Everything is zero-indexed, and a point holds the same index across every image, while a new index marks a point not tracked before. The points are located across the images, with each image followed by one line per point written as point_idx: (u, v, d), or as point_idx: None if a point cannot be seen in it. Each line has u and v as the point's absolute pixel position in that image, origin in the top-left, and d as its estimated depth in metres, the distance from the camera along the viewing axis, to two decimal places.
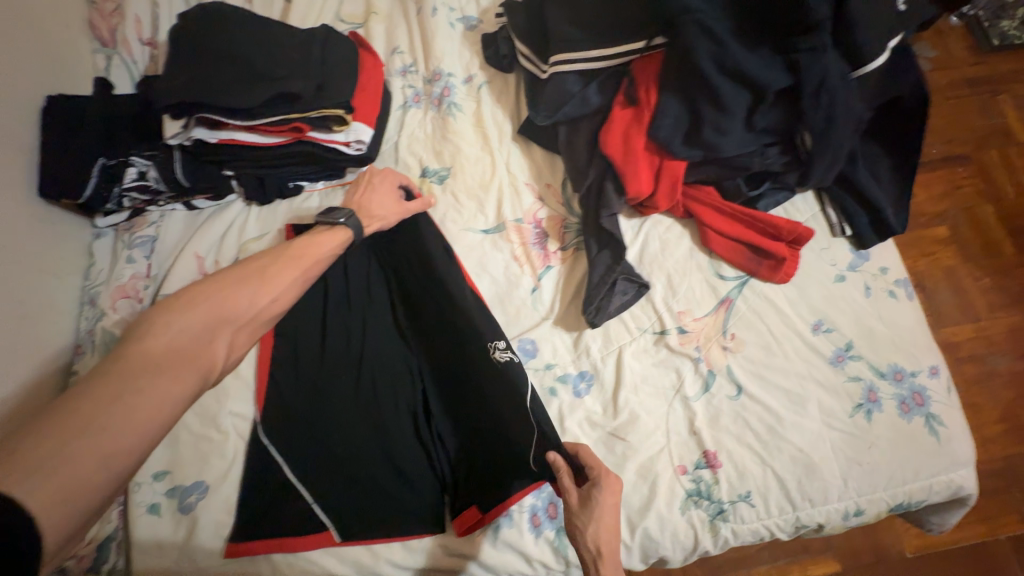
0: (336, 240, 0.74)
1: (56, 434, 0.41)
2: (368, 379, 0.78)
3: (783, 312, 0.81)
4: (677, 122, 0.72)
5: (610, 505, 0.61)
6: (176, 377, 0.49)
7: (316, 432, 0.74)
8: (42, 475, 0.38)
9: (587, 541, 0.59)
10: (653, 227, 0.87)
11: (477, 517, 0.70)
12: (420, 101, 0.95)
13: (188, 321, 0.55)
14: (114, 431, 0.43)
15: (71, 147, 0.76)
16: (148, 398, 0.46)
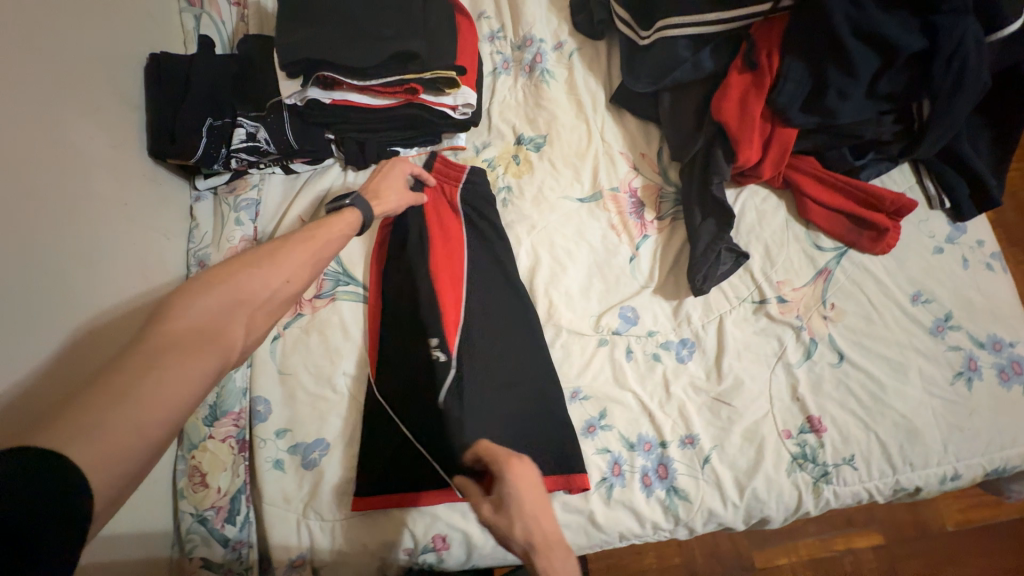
0: (348, 223, 0.71)
1: (90, 404, 0.39)
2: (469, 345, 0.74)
3: (882, 283, 0.82)
4: (798, 87, 0.74)
5: (529, 488, 0.53)
6: (196, 359, 0.46)
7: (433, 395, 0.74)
8: (87, 441, 0.37)
9: (518, 538, 0.52)
10: (750, 198, 0.86)
11: (562, 481, 0.71)
12: (509, 68, 0.94)
13: (204, 302, 0.52)
14: (148, 401, 0.41)
15: (181, 105, 0.76)
16: (173, 376, 0.44)
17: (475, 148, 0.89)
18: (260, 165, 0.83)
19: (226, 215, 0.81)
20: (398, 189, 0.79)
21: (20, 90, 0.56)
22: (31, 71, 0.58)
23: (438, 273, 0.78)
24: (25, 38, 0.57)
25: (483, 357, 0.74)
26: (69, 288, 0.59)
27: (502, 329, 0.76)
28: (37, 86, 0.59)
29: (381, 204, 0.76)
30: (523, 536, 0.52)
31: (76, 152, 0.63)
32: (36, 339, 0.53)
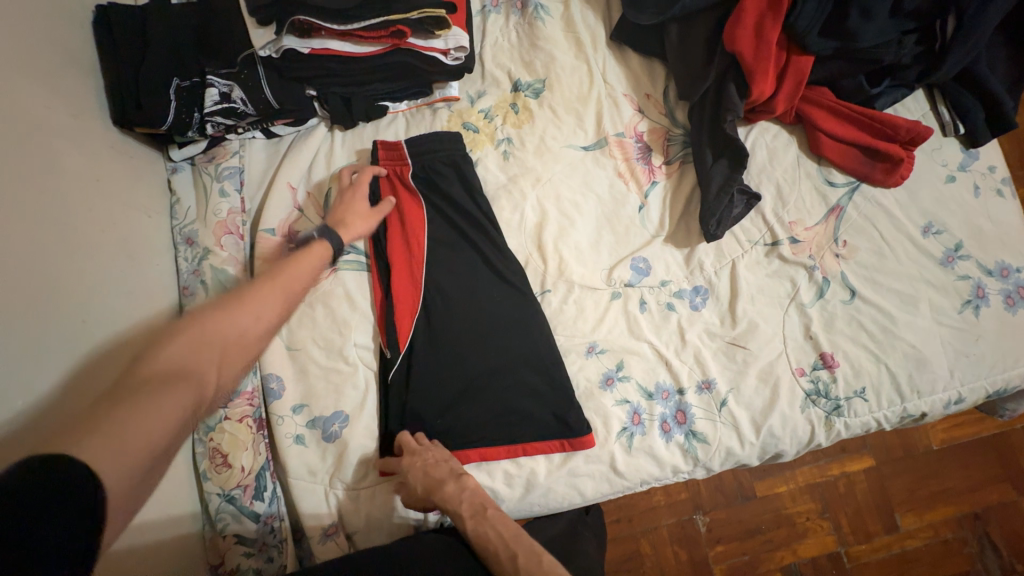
0: (315, 258, 0.64)
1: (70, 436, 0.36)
2: (463, 317, 0.74)
3: (894, 217, 0.81)
4: (819, 7, 0.69)
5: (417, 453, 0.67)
6: (166, 395, 0.41)
7: (444, 365, 0.73)
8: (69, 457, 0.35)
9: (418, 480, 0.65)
10: (760, 135, 0.83)
11: (561, 444, 0.72)
12: (499, 5, 0.86)
13: (174, 347, 0.46)
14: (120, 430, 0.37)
15: (142, 65, 0.68)
16: (143, 405, 0.39)
17: (470, 98, 0.82)
18: (238, 131, 0.76)
19: (208, 187, 0.75)
20: (364, 214, 0.72)
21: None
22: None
23: (393, 260, 0.75)
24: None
25: (449, 345, 0.73)
26: (48, 273, 0.54)
27: (467, 311, 0.74)
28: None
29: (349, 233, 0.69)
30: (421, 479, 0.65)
31: (31, 123, 0.56)
32: (24, 331, 0.50)
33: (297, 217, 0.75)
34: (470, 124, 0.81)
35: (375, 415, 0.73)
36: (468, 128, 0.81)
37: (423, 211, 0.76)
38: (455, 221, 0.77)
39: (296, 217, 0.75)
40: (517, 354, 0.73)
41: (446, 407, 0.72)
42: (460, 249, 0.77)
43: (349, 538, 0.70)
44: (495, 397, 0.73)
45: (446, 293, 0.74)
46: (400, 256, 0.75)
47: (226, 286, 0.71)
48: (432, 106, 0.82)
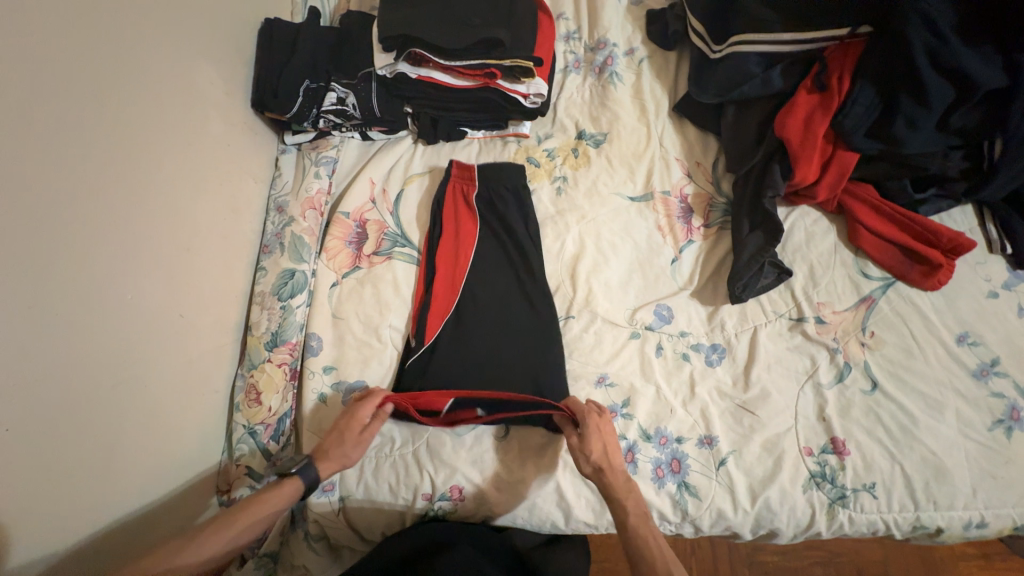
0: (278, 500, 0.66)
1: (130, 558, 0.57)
2: (492, 323, 0.81)
3: (927, 319, 0.81)
4: (867, 111, 0.75)
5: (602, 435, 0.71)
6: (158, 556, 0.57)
7: (464, 361, 0.79)
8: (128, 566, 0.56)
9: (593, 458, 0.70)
10: (801, 218, 0.87)
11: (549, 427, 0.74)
12: (580, 67, 0.99)
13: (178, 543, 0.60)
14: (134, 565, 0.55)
15: (284, 67, 0.85)
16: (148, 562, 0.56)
17: (538, 138, 0.94)
18: (342, 129, 0.91)
19: (306, 168, 0.88)
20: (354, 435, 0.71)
21: (150, 29, 0.65)
22: (161, 15, 0.67)
23: (440, 261, 0.84)
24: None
25: (471, 344, 0.80)
26: (171, 208, 0.68)
27: (494, 318, 0.82)
28: (167, 30, 0.68)
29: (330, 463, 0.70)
30: (597, 460, 0.70)
31: (193, 94, 0.72)
32: (138, 246, 0.62)
33: (370, 208, 0.87)
34: (534, 159, 0.92)
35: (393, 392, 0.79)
36: (530, 162, 0.92)
37: (474, 223, 0.87)
38: (504, 238, 0.86)
39: (369, 208, 0.87)
40: (531, 368, 0.78)
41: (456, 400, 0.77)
42: (502, 263, 0.86)
43: (341, 501, 0.74)
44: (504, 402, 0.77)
45: (481, 298, 0.83)
46: (445, 283, 0.83)
47: (298, 252, 0.82)
48: (504, 138, 0.94)
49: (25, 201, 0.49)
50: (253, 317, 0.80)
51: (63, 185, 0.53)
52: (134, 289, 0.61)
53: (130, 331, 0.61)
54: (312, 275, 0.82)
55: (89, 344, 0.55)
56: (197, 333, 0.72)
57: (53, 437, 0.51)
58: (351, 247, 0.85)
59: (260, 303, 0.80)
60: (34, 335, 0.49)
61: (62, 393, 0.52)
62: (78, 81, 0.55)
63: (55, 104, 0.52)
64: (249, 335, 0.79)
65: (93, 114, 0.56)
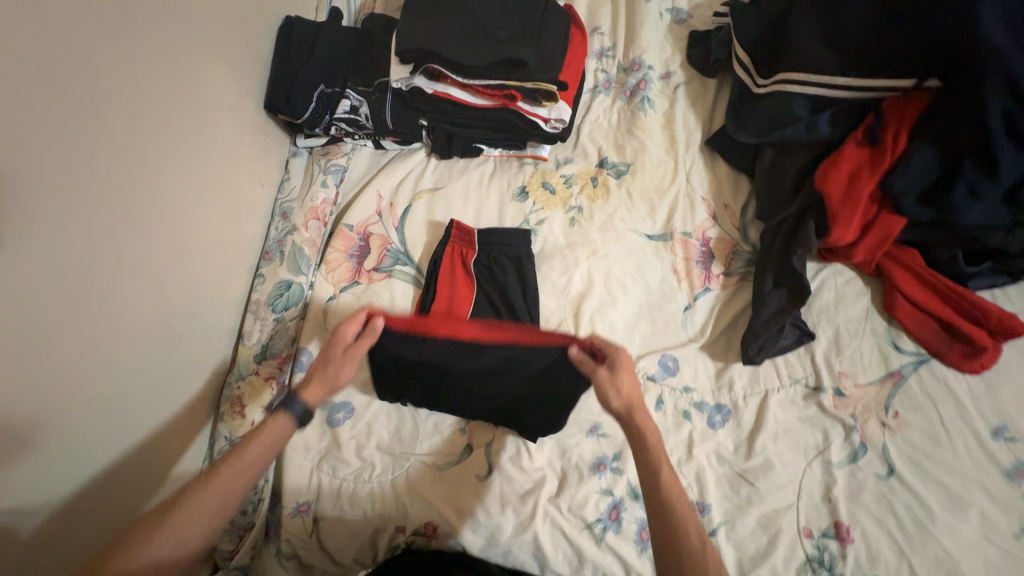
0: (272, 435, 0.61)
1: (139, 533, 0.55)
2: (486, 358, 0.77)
3: (962, 405, 0.73)
4: (923, 175, 0.67)
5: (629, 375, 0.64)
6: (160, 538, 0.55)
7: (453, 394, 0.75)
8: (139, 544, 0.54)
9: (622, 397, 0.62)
10: (832, 276, 0.81)
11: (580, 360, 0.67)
12: (610, 88, 0.93)
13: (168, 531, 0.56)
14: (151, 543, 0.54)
15: (300, 69, 0.82)
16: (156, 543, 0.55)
17: (556, 162, 0.89)
18: (354, 137, 0.88)
19: (315, 176, 0.86)
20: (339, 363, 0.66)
21: (162, 29, 0.63)
22: (175, 13, 0.65)
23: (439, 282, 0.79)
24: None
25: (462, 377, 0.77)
26: (173, 215, 0.66)
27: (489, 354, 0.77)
28: (181, 28, 0.66)
29: (320, 382, 0.66)
30: (627, 396, 0.63)
31: (204, 94, 0.70)
32: (128, 256, 0.60)
33: (375, 222, 0.85)
34: (549, 185, 0.87)
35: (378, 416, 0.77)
36: (546, 188, 0.87)
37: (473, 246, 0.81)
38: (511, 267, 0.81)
39: (373, 221, 0.85)
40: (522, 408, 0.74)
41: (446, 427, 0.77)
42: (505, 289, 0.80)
43: (315, 522, 0.73)
44: (499, 402, 0.73)
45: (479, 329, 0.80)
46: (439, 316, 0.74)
47: (296, 264, 0.80)
48: (521, 159, 0.90)
49: (13, 213, 0.47)
50: (247, 326, 0.79)
51: (57, 195, 0.52)
52: (127, 298, 0.60)
53: (119, 340, 0.60)
54: (309, 288, 0.80)
55: (67, 358, 0.54)
56: (189, 340, 0.71)
57: (28, 451, 0.51)
58: (352, 261, 0.82)
59: (254, 313, 0.79)
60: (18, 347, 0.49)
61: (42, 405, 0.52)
62: (79, 87, 0.53)
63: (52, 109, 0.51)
64: (241, 343, 0.78)
65: (93, 119, 0.55)
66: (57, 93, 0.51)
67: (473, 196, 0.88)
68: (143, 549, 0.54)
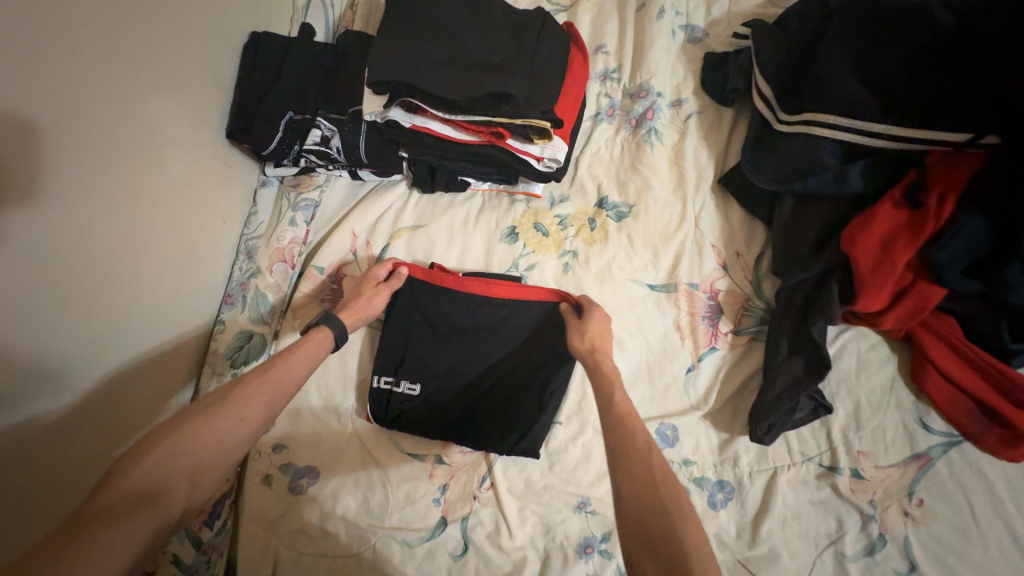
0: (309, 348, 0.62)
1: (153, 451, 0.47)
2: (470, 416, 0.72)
3: (997, 497, 0.65)
4: (970, 247, 0.58)
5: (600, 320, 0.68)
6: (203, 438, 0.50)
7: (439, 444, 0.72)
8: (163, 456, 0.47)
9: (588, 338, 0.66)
10: (854, 340, 0.72)
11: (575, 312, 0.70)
12: (613, 115, 0.84)
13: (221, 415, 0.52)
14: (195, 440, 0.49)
15: (266, 93, 0.73)
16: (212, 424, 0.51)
17: (550, 200, 0.81)
18: (328, 168, 0.80)
19: (283, 211, 0.79)
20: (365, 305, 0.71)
21: (96, 56, 0.55)
22: (113, 40, 0.56)
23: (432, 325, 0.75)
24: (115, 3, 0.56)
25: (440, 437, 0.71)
26: (109, 270, 0.59)
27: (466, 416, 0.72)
28: (120, 55, 0.57)
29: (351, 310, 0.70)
30: (591, 338, 0.66)
31: (150, 128, 0.62)
32: (47, 324, 0.52)
33: (350, 263, 0.77)
34: (542, 226, 0.79)
35: (344, 484, 0.70)
36: (538, 229, 0.79)
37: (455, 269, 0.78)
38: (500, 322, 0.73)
39: (348, 262, 0.77)
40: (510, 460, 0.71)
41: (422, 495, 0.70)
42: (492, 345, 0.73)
43: None
44: (487, 425, 0.71)
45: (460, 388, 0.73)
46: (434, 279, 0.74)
47: (261, 311, 0.73)
48: (511, 196, 0.81)
49: None
50: (203, 383, 0.70)
51: None
52: (50, 371, 0.53)
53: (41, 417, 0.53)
54: (273, 341, 0.74)
55: None
56: (135, 404, 0.64)
57: None
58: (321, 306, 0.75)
59: (210, 367, 0.70)
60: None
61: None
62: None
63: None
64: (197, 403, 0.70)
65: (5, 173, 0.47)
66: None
67: (457, 236, 0.79)
68: (162, 463, 0.47)
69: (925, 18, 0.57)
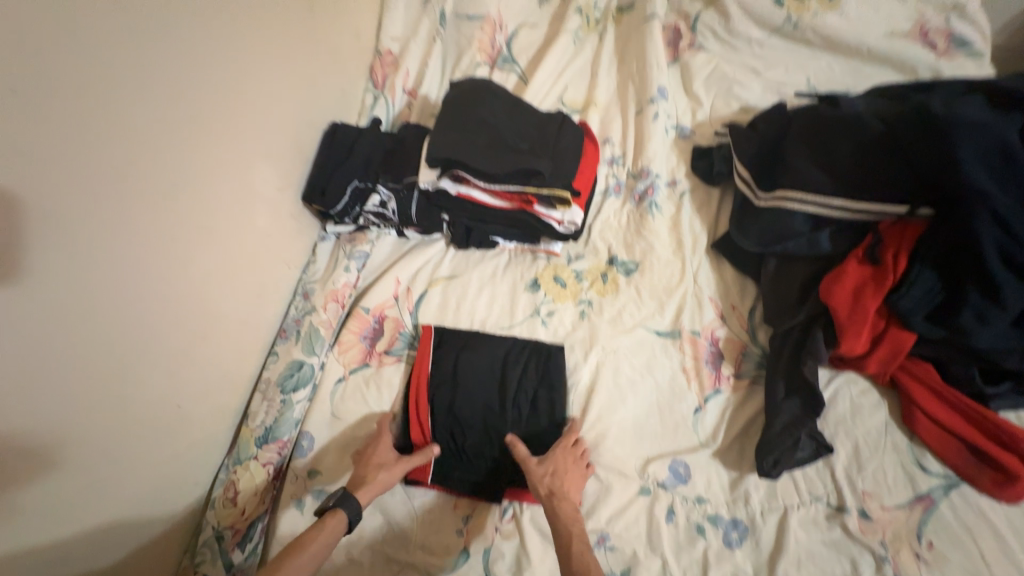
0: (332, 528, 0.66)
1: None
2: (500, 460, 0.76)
3: (1005, 540, 0.66)
4: (926, 296, 0.69)
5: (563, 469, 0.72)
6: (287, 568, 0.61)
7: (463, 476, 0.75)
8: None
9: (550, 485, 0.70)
10: (846, 385, 0.79)
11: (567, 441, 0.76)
12: (620, 191, 1.00)
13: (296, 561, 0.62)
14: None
15: (339, 166, 0.91)
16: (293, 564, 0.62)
17: (568, 257, 0.93)
18: (380, 225, 0.95)
19: (339, 260, 0.92)
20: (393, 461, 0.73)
21: (223, 128, 0.70)
22: (240, 125, 0.74)
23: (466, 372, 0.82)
24: (247, 96, 0.74)
25: (466, 467, 0.76)
26: (196, 296, 0.69)
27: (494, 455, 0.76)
28: (239, 129, 0.74)
29: (375, 486, 0.70)
30: (551, 484, 0.70)
31: (251, 188, 0.78)
32: (150, 339, 0.62)
33: (391, 305, 0.88)
34: (561, 278, 0.91)
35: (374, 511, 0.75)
36: (557, 281, 0.91)
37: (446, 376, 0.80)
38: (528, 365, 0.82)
39: (389, 305, 0.88)
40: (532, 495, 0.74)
41: (449, 526, 0.73)
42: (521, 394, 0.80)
43: None
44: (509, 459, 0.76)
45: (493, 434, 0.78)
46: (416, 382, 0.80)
47: (312, 345, 0.82)
48: (534, 253, 0.95)
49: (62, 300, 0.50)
50: (252, 407, 0.79)
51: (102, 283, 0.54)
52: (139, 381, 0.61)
53: (119, 418, 0.59)
54: (320, 371, 0.83)
55: (89, 425, 0.55)
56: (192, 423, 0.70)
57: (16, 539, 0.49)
58: (364, 342, 0.86)
59: (262, 391, 0.79)
60: (11, 434, 0.47)
61: (17, 492, 0.49)
62: (148, 179, 0.59)
63: (113, 196, 0.54)
64: (244, 424, 0.77)
65: (144, 207, 0.58)
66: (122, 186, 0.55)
67: (486, 286, 0.91)
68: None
69: (859, 124, 0.75)
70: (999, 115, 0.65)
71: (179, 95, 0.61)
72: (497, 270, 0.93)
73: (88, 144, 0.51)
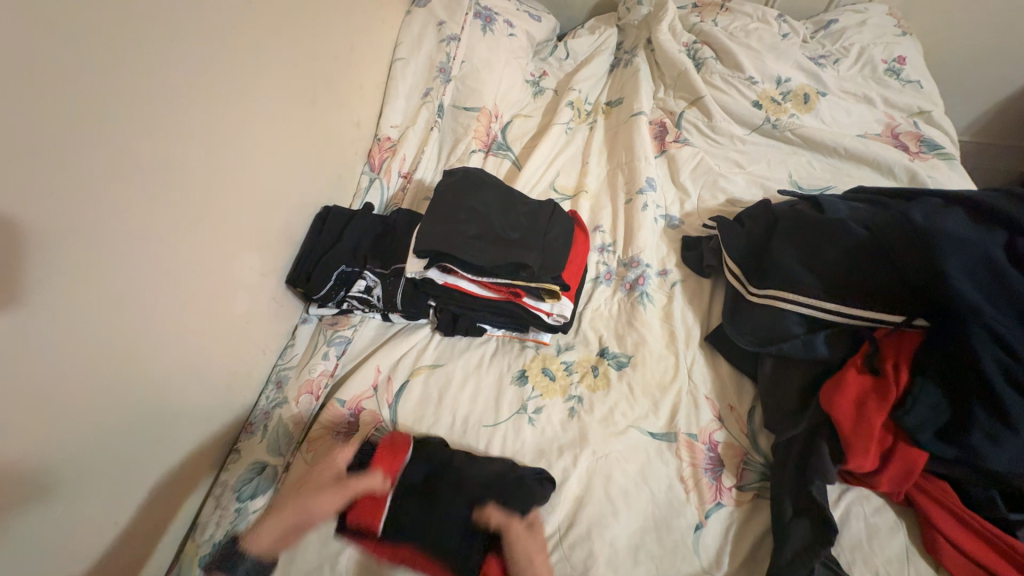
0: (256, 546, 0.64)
1: None
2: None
3: None
4: (933, 413, 0.65)
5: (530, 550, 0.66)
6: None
7: None
8: None
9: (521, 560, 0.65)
10: (858, 502, 0.72)
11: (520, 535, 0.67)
12: (611, 279, 0.99)
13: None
14: None
15: (327, 251, 0.90)
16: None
17: (558, 347, 0.91)
18: (365, 310, 0.92)
19: (318, 345, 0.88)
20: (321, 485, 0.68)
21: (209, 218, 0.69)
22: (226, 214, 0.72)
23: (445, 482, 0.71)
24: (235, 187, 0.73)
25: None
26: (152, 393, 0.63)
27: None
28: (225, 218, 0.72)
29: (290, 512, 0.66)
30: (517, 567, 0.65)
31: (231, 274, 0.75)
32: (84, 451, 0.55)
33: (370, 396, 0.83)
34: (549, 371, 0.87)
35: None
36: (546, 374, 0.87)
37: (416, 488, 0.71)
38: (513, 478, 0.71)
39: (367, 395, 0.83)
40: None
41: None
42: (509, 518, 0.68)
43: None
44: None
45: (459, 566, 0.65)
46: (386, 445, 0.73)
47: (280, 445, 0.77)
48: (523, 342, 0.92)
49: None
50: (203, 517, 0.70)
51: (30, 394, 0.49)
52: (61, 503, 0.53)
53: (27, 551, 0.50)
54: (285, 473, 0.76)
55: None
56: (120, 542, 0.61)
57: None
58: (337, 439, 0.78)
59: (217, 498, 0.72)
60: None
61: None
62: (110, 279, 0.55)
63: (59, 298, 0.50)
64: (191, 538, 0.69)
65: (97, 305, 0.54)
66: (78, 286, 0.52)
67: (470, 377, 0.87)
68: None
69: (844, 229, 0.75)
70: (982, 231, 0.66)
71: (156, 190, 0.60)
72: (484, 359, 0.89)
73: (38, 245, 0.48)
